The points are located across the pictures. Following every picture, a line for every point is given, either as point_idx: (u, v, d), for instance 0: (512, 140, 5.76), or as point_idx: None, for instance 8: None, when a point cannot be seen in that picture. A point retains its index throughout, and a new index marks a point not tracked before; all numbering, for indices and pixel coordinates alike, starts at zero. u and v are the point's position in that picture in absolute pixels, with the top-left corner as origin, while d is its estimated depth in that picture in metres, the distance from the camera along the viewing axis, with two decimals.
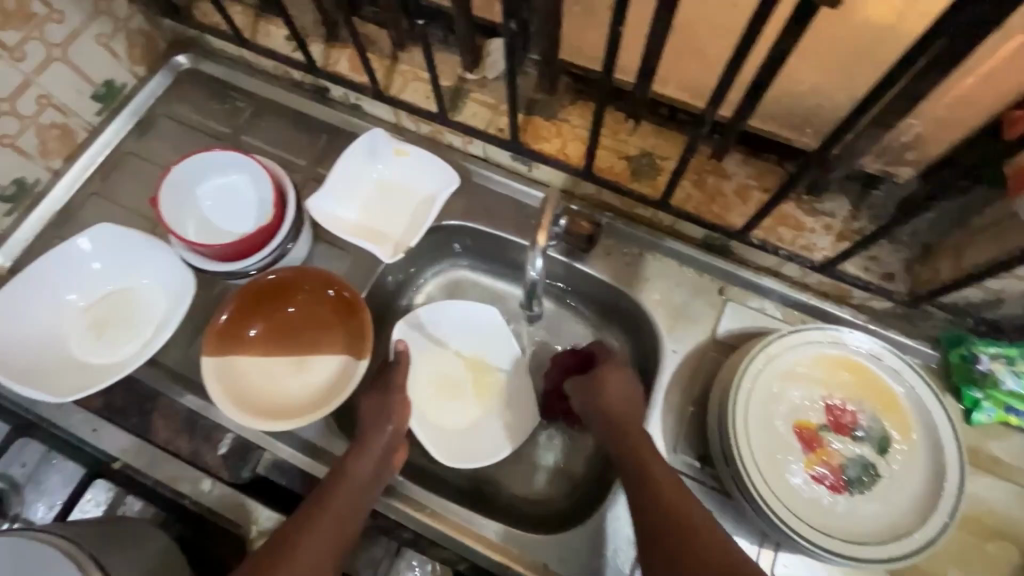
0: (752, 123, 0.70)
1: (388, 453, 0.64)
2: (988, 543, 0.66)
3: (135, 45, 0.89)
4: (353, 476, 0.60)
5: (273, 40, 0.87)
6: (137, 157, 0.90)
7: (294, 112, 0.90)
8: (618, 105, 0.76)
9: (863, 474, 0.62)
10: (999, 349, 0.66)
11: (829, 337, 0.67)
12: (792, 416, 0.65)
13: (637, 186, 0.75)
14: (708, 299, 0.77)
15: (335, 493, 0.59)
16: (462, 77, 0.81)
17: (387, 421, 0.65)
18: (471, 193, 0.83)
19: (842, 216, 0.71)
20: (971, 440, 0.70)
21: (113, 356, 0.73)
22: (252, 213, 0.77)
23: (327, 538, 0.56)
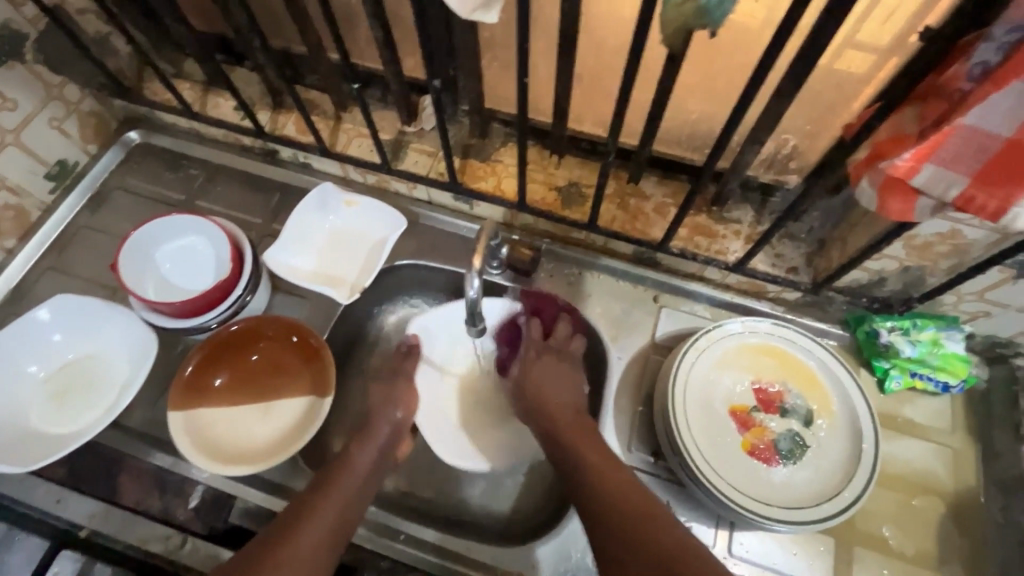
0: (658, 148, 0.81)
1: (393, 440, 0.71)
2: (913, 498, 0.73)
3: (87, 125, 0.94)
4: (354, 465, 0.66)
5: (222, 110, 0.94)
6: (91, 230, 0.93)
7: (246, 175, 0.96)
8: (542, 142, 0.85)
9: (794, 445, 0.69)
10: (895, 322, 0.75)
11: (749, 328, 0.75)
12: (727, 401, 0.72)
13: (569, 213, 0.84)
14: (645, 307, 0.84)
15: (335, 479, 0.63)
16: (401, 130, 0.89)
17: (395, 409, 0.73)
18: (421, 233, 0.90)
19: (748, 222, 0.81)
20: (889, 407, 0.78)
21: (75, 422, 0.74)
22: (211, 271, 0.80)
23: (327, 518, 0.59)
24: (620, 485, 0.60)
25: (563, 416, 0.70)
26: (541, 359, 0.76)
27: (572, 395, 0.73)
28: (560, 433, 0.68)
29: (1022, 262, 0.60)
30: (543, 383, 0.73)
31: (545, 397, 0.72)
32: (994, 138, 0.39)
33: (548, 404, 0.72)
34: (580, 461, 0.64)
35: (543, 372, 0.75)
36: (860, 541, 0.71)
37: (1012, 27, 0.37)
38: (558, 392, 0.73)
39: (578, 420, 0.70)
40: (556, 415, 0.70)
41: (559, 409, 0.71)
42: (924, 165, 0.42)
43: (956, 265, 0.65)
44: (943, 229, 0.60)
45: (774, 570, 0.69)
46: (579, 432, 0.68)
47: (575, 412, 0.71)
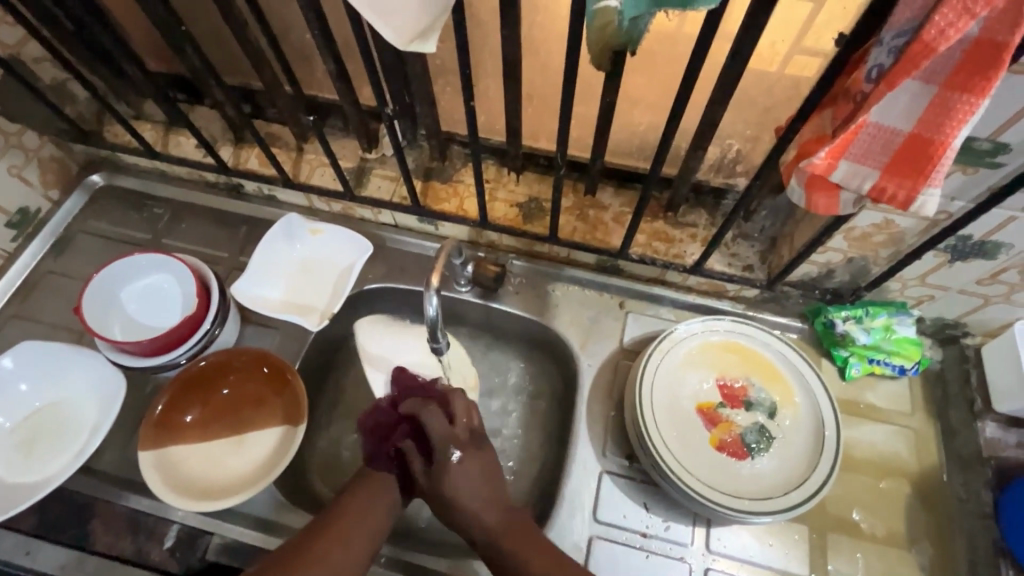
0: (611, 159, 0.85)
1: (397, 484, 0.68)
2: (881, 481, 0.75)
3: (48, 171, 0.94)
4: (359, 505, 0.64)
5: (184, 149, 0.95)
6: (56, 275, 0.93)
7: (211, 210, 0.97)
8: (501, 160, 0.88)
9: (760, 437, 0.71)
10: (848, 312, 0.78)
11: (710, 327, 0.78)
12: (694, 399, 0.74)
13: (530, 228, 0.86)
14: (612, 313, 0.86)
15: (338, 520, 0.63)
16: (363, 158, 0.91)
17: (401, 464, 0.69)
18: (388, 256, 0.91)
19: (703, 225, 0.84)
20: (851, 394, 0.80)
21: (43, 469, 0.73)
22: (176, 307, 0.80)
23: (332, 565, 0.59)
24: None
25: (491, 519, 0.63)
26: (451, 468, 0.64)
27: (498, 497, 0.65)
28: (502, 540, 0.62)
29: (954, 245, 0.64)
30: (455, 493, 0.64)
31: (462, 509, 0.63)
32: (896, 133, 0.43)
33: (473, 516, 0.63)
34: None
35: (460, 478, 0.64)
36: (833, 527, 0.73)
37: (897, 32, 0.40)
38: (478, 498, 0.64)
39: (513, 525, 0.63)
40: (486, 525, 0.63)
41: (494, 519, 0.63)
42: (839, 162, 0.46)
43: (895, 253, 0.68)
44: (878, 220, 0.64)
45: (753, 562, 0.71)
46: (514, 533, 0.62)
47: (510, 520, 0.63)
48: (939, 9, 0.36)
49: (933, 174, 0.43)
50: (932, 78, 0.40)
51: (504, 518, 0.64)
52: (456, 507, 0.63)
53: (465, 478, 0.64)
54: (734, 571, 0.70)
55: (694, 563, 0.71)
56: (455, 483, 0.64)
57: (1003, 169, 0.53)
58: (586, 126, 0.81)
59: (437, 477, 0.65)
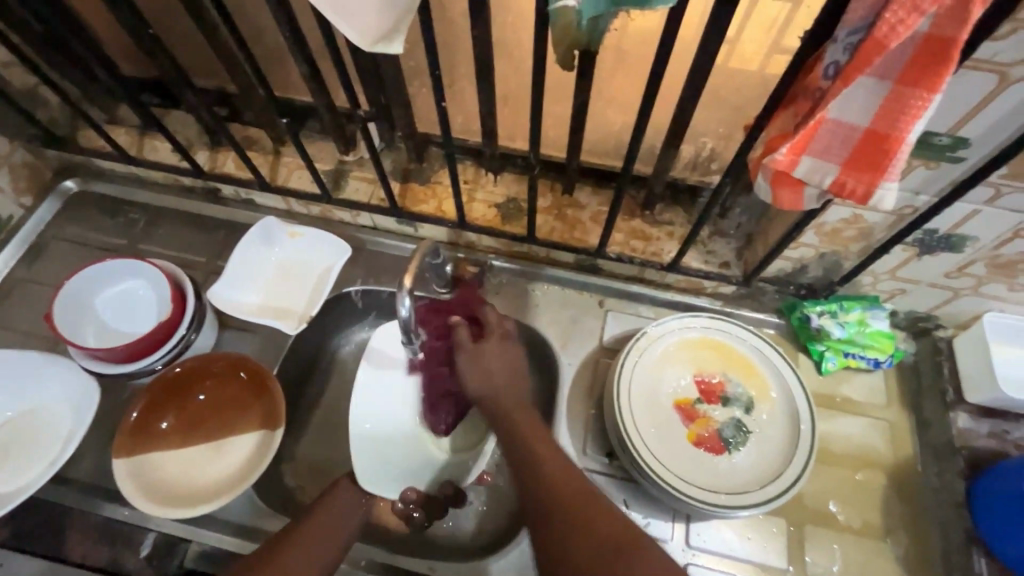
0: (587, 159, 0.85)
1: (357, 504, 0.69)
2: (857, 473, 0.76)
3: (20, 177, 0.93)
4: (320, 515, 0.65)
5: (160, 153, 0.94)
6: (29, 282, 0.91)
7: (188, 215, 0.96)
8: (478, 161, 0.88)
9: (737, 432, 0.72)
10: (823, 307, 0.79)
11: (688, 323, 0.78)
12: (672, 396, 0.75)
13: (509, 228, 0.86)
14: (591, 312, 0.86)
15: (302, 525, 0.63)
16: (341, 160, 0.91)
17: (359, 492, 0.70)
18: (367, 258, 0.91)
19: (680, 223, 0.85)
20: (828, 388, 0.81)
21: (13, 480, 0.72)
22: (151, 312, 0.80)
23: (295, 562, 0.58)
24: (583, 488, 0.56)
25: (507, 401, 0.66)
26: (482, 350, 0.71)
27: (517, 385, 0.68)
28: (514, 420, 0.64)
29: (921, 239, 0.65)
30: (486, 368, 0.69)
31: (490, 381, 0.68)
32: (855, 128, 0.44)
33: (492, 391, 0.67)
34: (528, 451, 0.60)
35: (493, 358, 0.70)
36: (810, 520, 0.73)
37: (852, 29, 0.41)
38: (506, 377, 0.68)
39: (528, 413, 0.65)
40: (499, 402, 0.66)
41: (510, 399, 0.67)
42: (802, 157, 0.47)
43: (865, 247, 0.69)
44: (846, 215, 0.65)
45: (732, 556, 0.71)
46: (526, 417, 0.65)
47: (522, 403, 0.67)
48: (890, 6, 0.36)
49: (890, 169, 0.44)
50: (887, 74, 0.41)
51: (520, 403, 0.66)
52: (485, 383, 0.68)
53: (492, 358, 0.70)
54: (713, 567, 0.71)
55: (674, 559, 0.71)
56: (485, 361, 0.69)
57: (964, 164, 0.54)
58: (562, 126, 0.81)
59: (474, 353, 0.71)
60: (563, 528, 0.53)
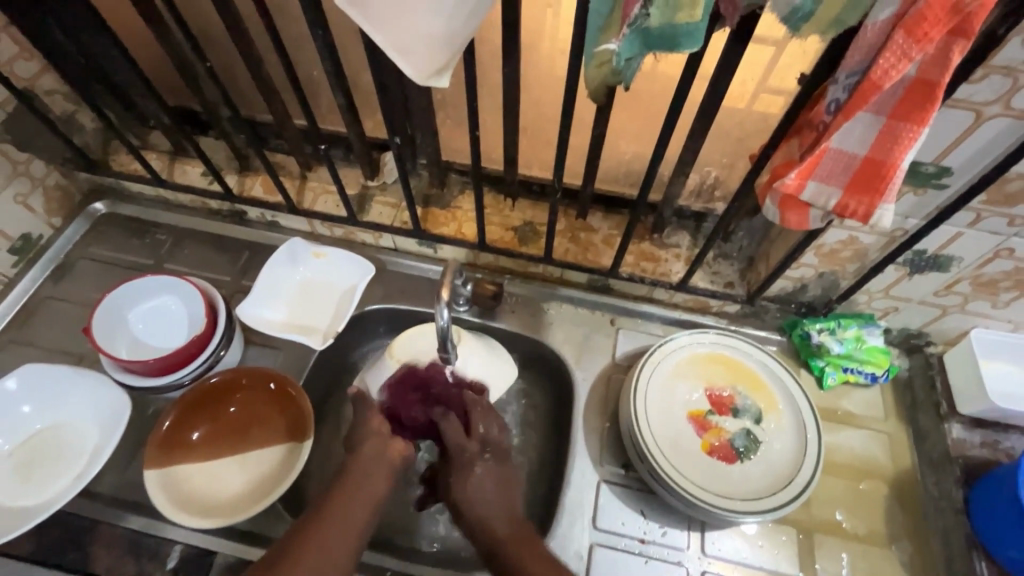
0: (599, 186, 0.91)
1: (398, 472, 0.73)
2: (861, 483, 0.80)
3: (52, 199, 0.96)
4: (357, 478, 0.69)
5: (189, 177, 0.98)
6: (54, 300, 0.93)
7: (214, 236, 1.00)
8: (497, 188, 0.94)
9: (748, 441, 0.76)
10: (822, 324, 0.84)
11: (698, 339, 0.83)
12: (686, 408, 0.78)
13: (526, 249, 0.91)
14: (603, 330, 0.91)
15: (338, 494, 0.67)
16: (365, 185, 0.96)
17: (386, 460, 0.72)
18: (388, 279, 0.95)
19: (686, 245, 0.90)
20: (828, 402, 0.86)
21: (41, 493, 0.73)
22: (182, 328, 0.82)
23: (337, 524, 0.64)
24: None
25: (500, 527, 0.65)
26: (468, 471, 0.69)
27: (509, 505, 0.68)
28: (505, 546, 0.64)
29: (911, 259, 0.71)
30: (474, 493, 0.68)
31: (481, 511, 0.67)
32: (854, 156, 0.50)
33: (478, 519, 0.66)
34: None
35: (484, 481, 0.69)
36: (819, 528, 0.76)
37: (849, 72, 0.47)
38: (497, 500, 0.68)
39: (522, 540, 0.64)
40: (494, 528, 0.65)
41: (498, 528, 0.66)
42: (808, 182, 0.52)
43: (860, 267, 0.75)
44: (844, 237, 0.71)
45: (746, 564, 0.74)
46: (523, 538, 0.65)
47: (520, 530, 0.66)
48: (882, 55, 0.43)
49: (887, 191, 0.50)
50: (882, 111, 0.47)
51: (511, 525, 0.66)
52: (473, 511, 0.67)
53: (477, 482, 0.68)
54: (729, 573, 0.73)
55: (691, 568, 0.73)
56: (474, 491, 0.68)
57: (947, 190, 0.61)
58: (578, 156, 0.88)
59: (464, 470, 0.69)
60: None
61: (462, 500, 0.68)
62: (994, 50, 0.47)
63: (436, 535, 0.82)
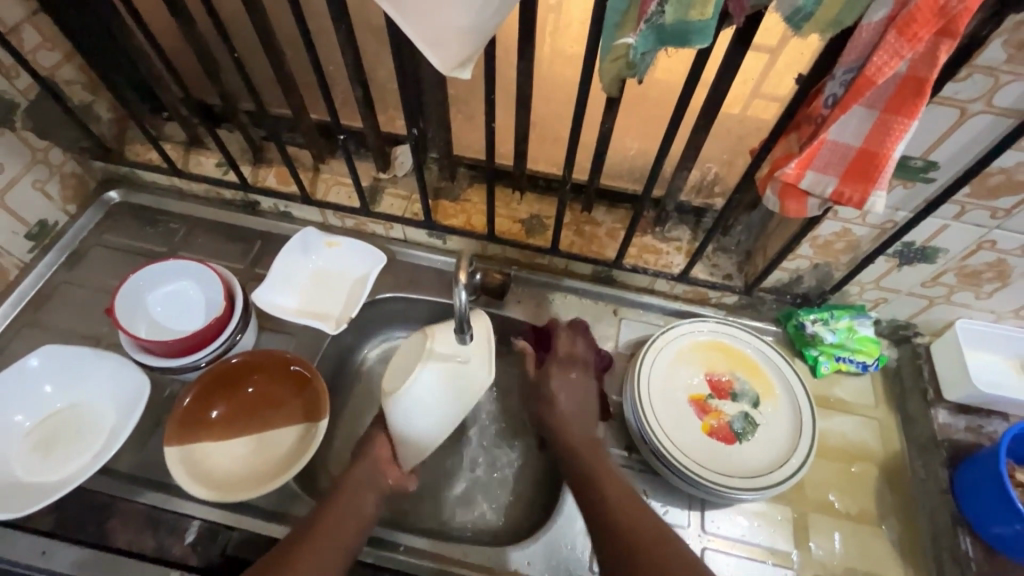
0: (605, 181, 0.94)
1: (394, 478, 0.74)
2: (852, 465, 0.84)
3: (68, 187, 0.98)
4: (349, 490, 0.70)
5: (204, 167, 1.01)
6: (69, 286, 0.95)
7: (227, 225, 1.02)
8: (505, 182, 0.97)
9: (746, 423, 0.79)
10: (816, 314, 0.88)
11: (698, 327, 0.86)
12: (688, 391, 0.82)
13: (533, 241, 0.94)
14: (607, 319, 0.94)
15: (328, 508, 0.68)
16: (377, 177, 0.99)
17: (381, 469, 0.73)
18: (398, 269, 0.98)
19: (687, 238, 0.94)
20: (821, 390, 0.90)
21: (61, 470, 0.74)
22: (198, 313, 0.84)
23: (326, 534, 0.65)
24: (628, 520, 0.63)
25: (575, 435, 0.75)
26: (561, 381, 0.80)
27: (586, 420, 0.77)
28: (575, 453, 0.73)
29: (900, 251, 0.75)
30: (560, 406, 0.78)
31: (562, 421, 0.76)
32: (849, 147, 0.53)
33: (564, 430, 0.76)
34: (590, 486, 0.68)
35: (565, 400, 0.78)
36: (813, 508, 0.80)
37: (847, 68, 0.50)
38: (578, 412, 0.77)
39: (593, 446, 0.74)
40: (570, 440, 0.74)
41: (577, 437, 0.75)
42: (806, 172, 0.56)
43: (853, 258, 0.79)
44: (837, 228, 0.75)
45: (744, 541, 0.77)
46: (591, 451, 0.73)
47: (591, 444, 0.74)
48: (876, 52, 0.46)
49: (880, 179, 0.53)
50: (875, 104, 0.51)
51: (583, 439, 0.74)
52: (561, 422, 0.76)
53: (564, 397, 0.78)
54: (728, 550, 0.76)
55: (691, 544, 0.77)
56: (559, 407, 0.78)
57: (934, 184, 0.65)
58: (585, 151, 0.91)
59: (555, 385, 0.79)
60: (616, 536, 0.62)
61: (551, 413, 0.77)
62: (976, 52, 0.51)
63: (444, 517, 0.85)
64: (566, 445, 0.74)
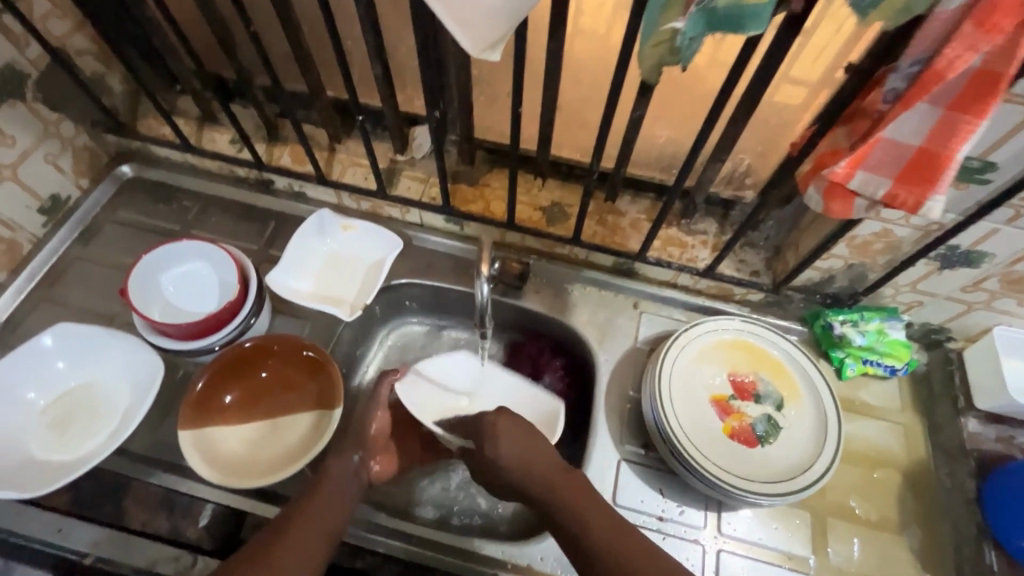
0: (632, 170, 0.90)
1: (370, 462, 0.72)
2: (874, 471, 0.82)
3: (80, 160, 0.96)
4: (332, 476, 0.68)
5: (218, 144, 0.98)
6: (82, 262, 0.94)
7: (241, 204, 1.00)
8: (527, 168, 0.93)
9: (769, 426, 0.77)
10: (845, 316, 0.85)
11: (722, 325, 0.84)
12: (709, 391, 0.80)
13: (553, 230, 0.91)
14: (627, 313, 0.92)
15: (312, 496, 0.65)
16: (394, 159, 0.96)
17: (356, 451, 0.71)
18: (414, 254, 0.95)
19: (714, 232, 0.90)
20: (846, 392, 0.87)
21: (76, 450, 0.74)
22: (212, 295, 0.83)
23: (310, 524, 0.62)
24: (626, 562, 0.59)
25: (540, 474, 0.66)
26: (496, 428, 0.69)
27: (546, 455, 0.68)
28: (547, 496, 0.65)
29: (943, 254, 0.71)
30: (506, 450, 0.67)
31: (514, 466, 0.67)
32: (907, 146, 0.50)
33: (518, 475, 0.67)
34: (579, 540, 0.61)
35: (512, 441, 0.68)
36: (832, 513, 0.78)
37: (912, 60, 0.47)
38: (528, 451, 0.67)
39: (569, 476, 0.66)
40: (534, 482, 0.66)
41: (540, 475, 0.66)
42: (857, 171, 0.53)
43: (891, 260, 0.76)
44: (878, 228, 0.71)
45: (760, 544, 0.76)
46: (569, 489, 0.65)
47: (564, 480, 0.66)
48: (948, 44, 0.42)
49: (941, 181, 0.50)
50: (940, 101, 0.47)
51: (551, 475, 0.66)
52: (512, 468, 0.67)
53: (507, 440, 0.68)
54: (744, 553, 0.75)
55: (706, 546, 0.75)
56: (504, 449, 0.67)
57: (989, 185, 0.61)
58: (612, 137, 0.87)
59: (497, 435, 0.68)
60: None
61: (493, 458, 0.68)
62: None
63: (455, 507, 0.84)
64: (531, 492, 0.66)
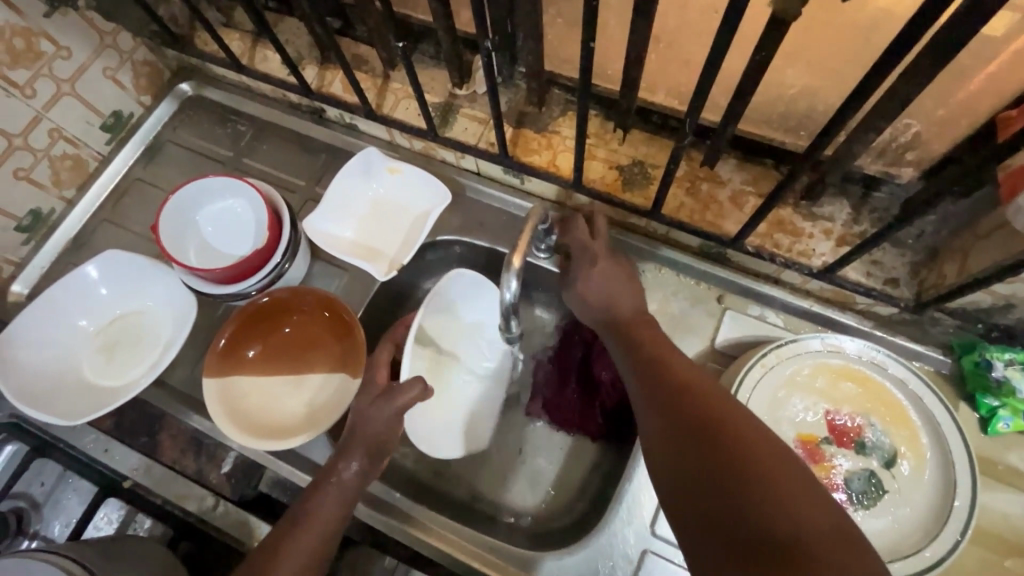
0: (744, 128, 0.68)
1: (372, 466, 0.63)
2: (1006, 560, 0.63)
3: (141, 75, 0.93)
4: (329, 489, 0.60)
5: (270, 64, 0.89)
6: (145, 183, 0.94)
7: (294, 134, 0.93)
8: (606, 113, 0.75)
9: (868, 487, 0.61)
10: (1013, 355, 0.63)
11: (830, 346, 0.65)
12: (795, 429, 0.63)
13: (630, 197, 0.74)
14: (707, 307, 0.75)
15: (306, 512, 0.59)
16: (452, 93, 0.82)
17: (353, 459, 0.62)
18: (465, 207, 0.84)
19: (842, 220, 0.69)
20: (987, 451, 0.66)
21: (121, 378, 0.76)
22: (249, 235, 0.78)
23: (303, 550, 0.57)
24: (687, 377, 0.54)
25: (627, 309, 0.65)
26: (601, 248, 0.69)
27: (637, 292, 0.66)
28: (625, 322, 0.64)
29: None
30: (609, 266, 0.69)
31: (608, 283, 0.67)
32: None
33: (609, 296, 0.66)
34: (658, 363, 0.57)
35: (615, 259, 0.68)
36: None
37: None
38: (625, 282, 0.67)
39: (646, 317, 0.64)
40: (619, 303, 0.66)
41: (626, 309, 0.65)
42: None
43: None
44: None
45: None
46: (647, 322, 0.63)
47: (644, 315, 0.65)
48: None
49: None
50: None
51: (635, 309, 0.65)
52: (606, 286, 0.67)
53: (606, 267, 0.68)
54: None
55: None
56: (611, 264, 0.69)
57: None
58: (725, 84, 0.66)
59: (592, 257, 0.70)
60: (684, 399, 0.52)
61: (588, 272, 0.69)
62: None
63: (475, 492, 0.78)
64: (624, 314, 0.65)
